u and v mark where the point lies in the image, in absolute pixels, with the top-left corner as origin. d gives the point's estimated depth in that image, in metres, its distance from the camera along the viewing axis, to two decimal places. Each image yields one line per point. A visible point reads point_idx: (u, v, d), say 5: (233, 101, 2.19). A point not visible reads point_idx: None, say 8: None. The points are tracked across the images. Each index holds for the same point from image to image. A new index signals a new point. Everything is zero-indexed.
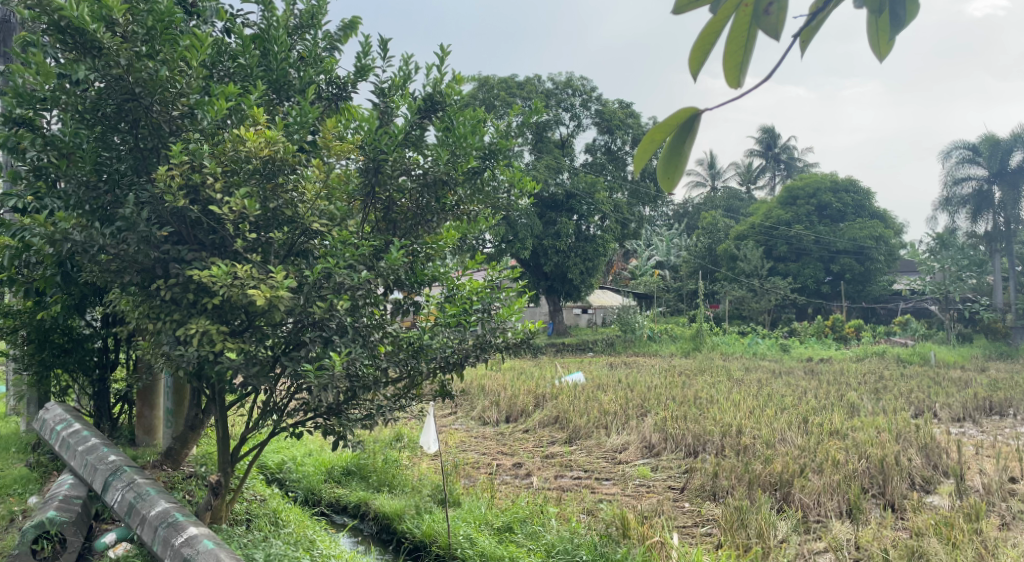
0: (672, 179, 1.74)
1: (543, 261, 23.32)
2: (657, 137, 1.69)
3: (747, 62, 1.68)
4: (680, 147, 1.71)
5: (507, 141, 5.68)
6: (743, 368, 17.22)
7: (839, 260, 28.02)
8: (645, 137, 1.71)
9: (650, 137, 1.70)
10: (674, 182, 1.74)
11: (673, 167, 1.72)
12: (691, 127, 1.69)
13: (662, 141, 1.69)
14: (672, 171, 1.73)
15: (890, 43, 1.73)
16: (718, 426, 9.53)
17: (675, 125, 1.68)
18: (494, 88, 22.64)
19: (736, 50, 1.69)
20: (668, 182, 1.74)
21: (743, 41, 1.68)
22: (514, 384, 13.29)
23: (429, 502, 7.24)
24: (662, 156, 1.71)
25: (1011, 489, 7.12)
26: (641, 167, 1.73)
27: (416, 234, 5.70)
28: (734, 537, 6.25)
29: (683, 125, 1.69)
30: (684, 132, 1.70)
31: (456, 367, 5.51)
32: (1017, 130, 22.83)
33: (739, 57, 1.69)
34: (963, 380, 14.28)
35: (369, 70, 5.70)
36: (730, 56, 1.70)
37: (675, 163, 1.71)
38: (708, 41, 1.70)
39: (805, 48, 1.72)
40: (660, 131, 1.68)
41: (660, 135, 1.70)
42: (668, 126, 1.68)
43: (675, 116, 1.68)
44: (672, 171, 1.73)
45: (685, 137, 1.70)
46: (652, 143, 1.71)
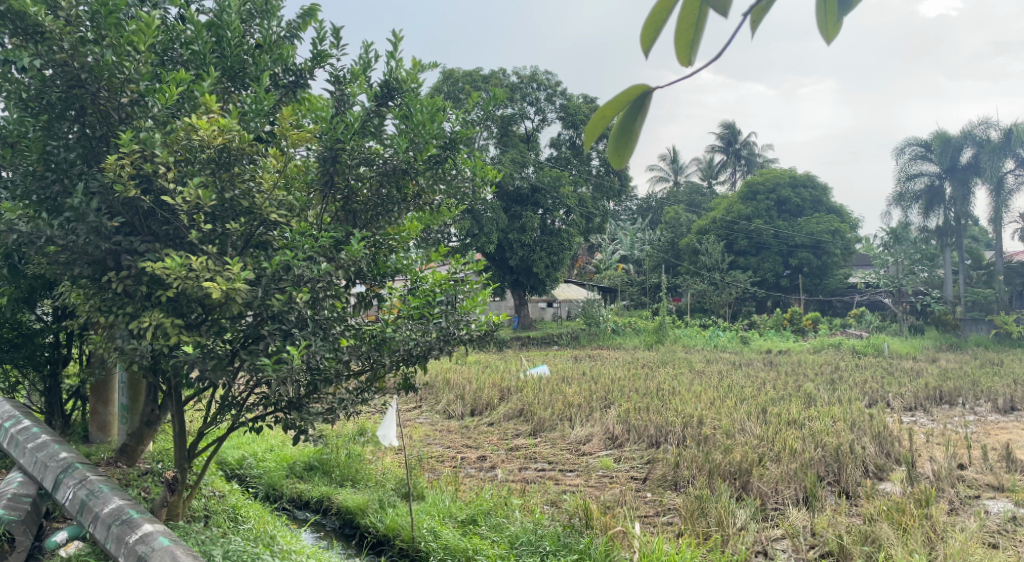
0: (621, 150, 1.95)
1: (508, 255, 23.29)
2: (607, 114, 1.88)
3: (696, 42, 1.85)
4: (628, 123, 1.90)
5: (468, 130, 5.68)
6: (704, 360, 17.47)
7: (797, 254, 28.56)
8: (597, 113, 1.89)
9: (601, 114, 1.89)
10: (623, 153, 1.95)
11: (621, 141, 1.92)
12: (640, 107, 1.87)
13: (612, 118, 1.88)
14: (621, 144, 1.94)
15: (836, 25, 1.87)
16: (680, 417, 9.64)
17: (625, 103, 1.87)
18: (458, 81, 22.49)
19: (687, 29, 1.86)
20: (617, 152, 1.94)
21: (693, 21, 1.84)
22: (478, 377, 13.30)
23: (393, 496, 7.21)
24: (613, 130, 1.90)
25: (960, 475, 7.34)
26: (594, 143, 1.93)
27: (377, 225, 5.66)
28: (695, 525, 6.34)
29: (632, 105, 1.87)
30: (632, 111, 1.88)
31: (420, 359, 5.50)
32: (967, 128, 23.41)
33: (688, 38, 1.86)
34: (915, 370, 14.67)
35: (326, 58, 5.61)
36: (682, 35, 1.87)
37: (624, 136, 1.92)
38: (658, 19, 1.86)
39: (754, 27, 1.88)
40: (611, 108, 1.87)
41: (611, 112, 1.88)
42: (618, 104, 1.87)
43: (625, 94, 1.86)
44: (621, 146, 1.94)
45: (632, 117, 1.89)
46: (604, 119, 1.89)
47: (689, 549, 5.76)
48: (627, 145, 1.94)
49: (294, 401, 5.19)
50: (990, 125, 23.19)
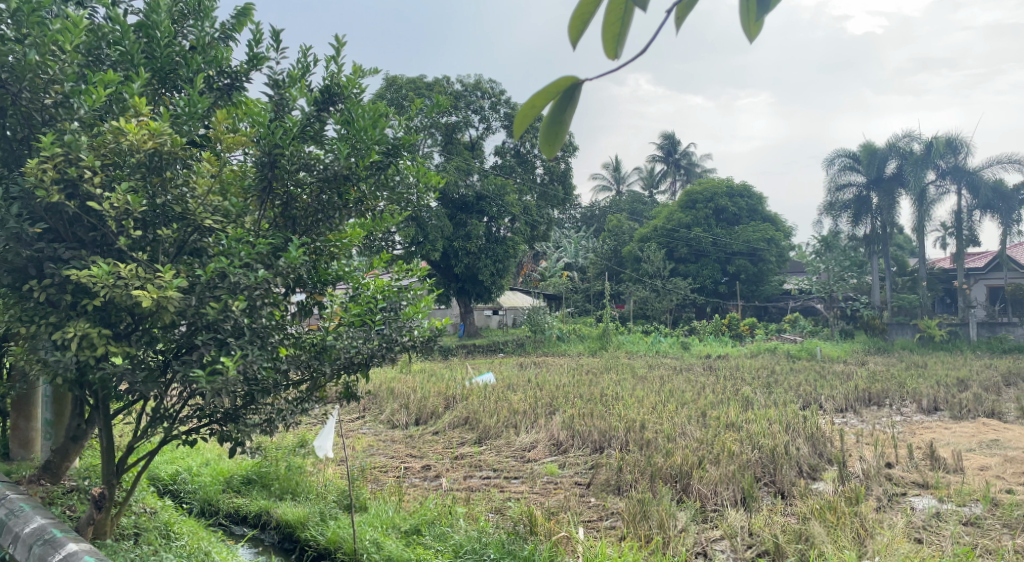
0: (551, 138, 2.06)
1: (453, 262, 23.17)
2: (537, 105, 1.99)
3: (622, 37, 1.97)
4: (558, 112, 2.01)
5: (411, 137, 5.67)
6: (646, 366, 17.71)
7: (734, 261, 29.27)
8: (527, 103, 1.99)
9: (531, 104, 1.99)
10: (553, 142, 2.06)
11: (550, 129, 2.03)
12: (569, 98, 1.99)
13: (542, 108, 2.00)
14: (551, 132, 2.05)
15: (756, 24, 2.02)
16: (623, 422, 9.76)
17: (555, 94, 1.98)
18: (402, 87, 22.41)
19: (614, 23, 1.98)
20: (547, 141, 2.06)
21: (619, 17, 1.96)
22: (423, 385, 13.20)
23: (334, 508, 7.10)
24: (543, 121, 2.02)
25: (887, 474, 7.63)
26: (523, 131, 2.04)
27: (317, 231, 5.48)
28: (637, 528, 6.41)
29: (562, 96, 1.98)
30: (562, 101, 1.99)
31: (361, 367, 5.45)
32: (891, 141, 24.46)
33: (616, 32, 1.98)
34: (845, 373, 15.19)
35: (263, 61, 5.47)
36: (610, 29, 1.99)
37: (554, 126, 2.02)
38: (586, 12, 1.96)
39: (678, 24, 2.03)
40: (541, 99, 1.98)
41: (542, 102, 1.99)
42: (549, 93, 1.97)
43: (556, 85, 1.97)
44: (550, 136, 2.05)
45: (562, 107, 2.00)
46: (533, 110, 2.00)
47: (632, 552, 5.80)
48: (557, 134, 2.05)
49: (230, 413, 5.10)
50: (912, 138, 24.24)
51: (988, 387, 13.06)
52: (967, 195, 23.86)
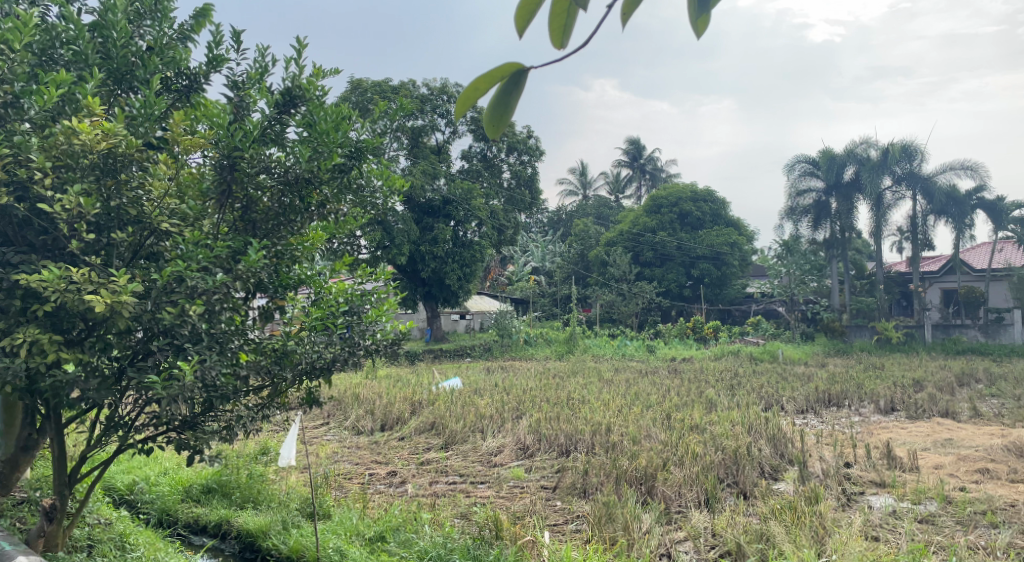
0: (497, 119, 2.07)
1: (420, 267, 23.04)
2: (483, 86, 2.01)
3: (569, 30, 2.04)
4: (504, 96, 2.02)
5: (375, 139, 5.56)
6: (613, 369, 17.78)
7: (698, 265, 29.60)
8: (472, 84, 2.01)
9: (476, 84, 2.01)
10: (498, 123, 2.07)
11: (496, 111, 2.04)
12: (516, 82, 2.00)
13: (488, 90, 2.02)
14: (496, 115, 2.07)
15: (703, 20, 2.08)
16: (589, 425, 9.79)
17: (501, 77, 1.99)
18: (367, 91, 22.27)
19: (561, 18, 2.06)
20: (492, 122, 2.07)
21: (567, 10, 2.03)
22: (389, 391, 13.11)
23: (297, 516, 6.99)
24: (488, 103, 2.04)
25: (846, 473, 7.77)
26: (466, 110, 2.05)
27: (278, 234, 5.40)
28: (602, 531, 6.43)
29: (508, 78, 1.99)
30: (507, 84, 2.00)
31: (323, 372, 5.39)
32: (849, 146, 24.91)
33: (561, 22, 2.06)
34: (806, 375, 15.45)
35: (222, 62, 5.37)
36: (555, 23, 2.06)
37: (500, 108, 2.04)
38: (534, 0, 2.00)
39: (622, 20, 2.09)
40: (487, 80, 1.99)
41: (486, 83, 2.01)
42: (494, 76, 1.99)
43: (502, 67, 1.99)
44: (496, 117, 2.06)
45: (508, 90, 2.01)
46: (478, 91, 2.02)
47: (596, 555, 5.81)
48: (501, 117, 2.07)
49: (188, 421, 5.01)
50: (869, 145, 24.77)
51: (942, 388, 13.39)
52: (921, 200, 24.44)
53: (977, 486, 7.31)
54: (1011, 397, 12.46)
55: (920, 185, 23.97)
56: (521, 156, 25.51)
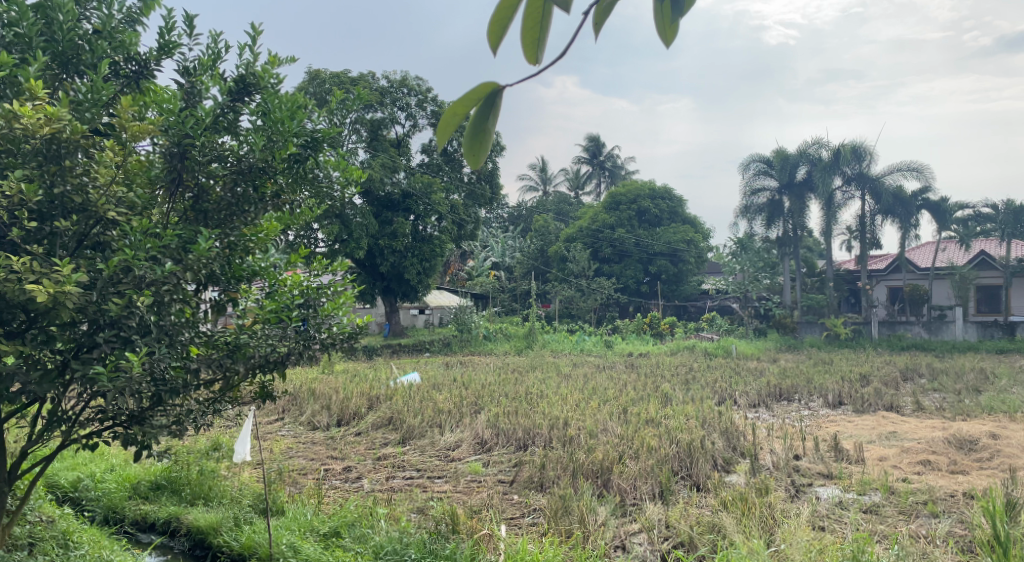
0: (475, 144, 2.03)
1: (378, 261, 22.89)
2: (460, 111, 1.96)
3: (542, 40, 1.97)
4: (481, 118, 1.99)
5: (333, 130, 5.50)
6: (570, 364, 17.91)
7: (656, 262, 29.93)
8: (449, 112, 1.96)
9: (452, 113, 1.96)
10: (479, 149, 2.04)
11: (475, 135, 2.01)
12: (491, 105, 1.97)
13: (465, 114, 1.97)
14: (475, 138, 2.03)
15: (673, 27, 2.06)
16: (547, 420, 9.85)
17: (477, 100, 1.96)
18: (325, 82, 21.99)
19: (533, 26, 1.96)
20: (472, 148, 2.03)
21: (538, 19, 1.95)
22: (346, 386, 12.99)
23: (249, 513, 6.87)
24: (466, 127, 1.99)
25: (795, 466, 7.95)
26: (445, 138, 2.00)
27: (231, 225, 5.22)
28: (557, 523, 6.46)
29: (484, 102, 1.96)
30: (483, 108, 1.98)
31: (277, 366, 5.33)
32: (802, 147, 25.43)
33: (534, 35, 1.97)
34: (758, 370, 15.78)
35: (174, 47, 5.22)
36: (527, 34, 1.97)
37: (478, 130, 2.00)
38: (505, 15, 1.93)
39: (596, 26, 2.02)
40: (463, 105, 1.96)
41: (464, 107, 1.96)
42: (470, 101, 1.95)
43: (476, 91, 1.94)
44: (475, 142, 2.03)
45: (485, 113, 1.98)
46: (455, 118, 1.97)
47: (551, 547, 5.83)
48: (481, 139, 2.03)
49: (136, 415, 4.82)
50: (821, 145, 25.27)
51: (888, 383, 13.80)
52: (870, 200, 25.09)
53: (920, 478, 7.53)
54: (952, 392, 12.88)
55: (869, 186, 24.61)
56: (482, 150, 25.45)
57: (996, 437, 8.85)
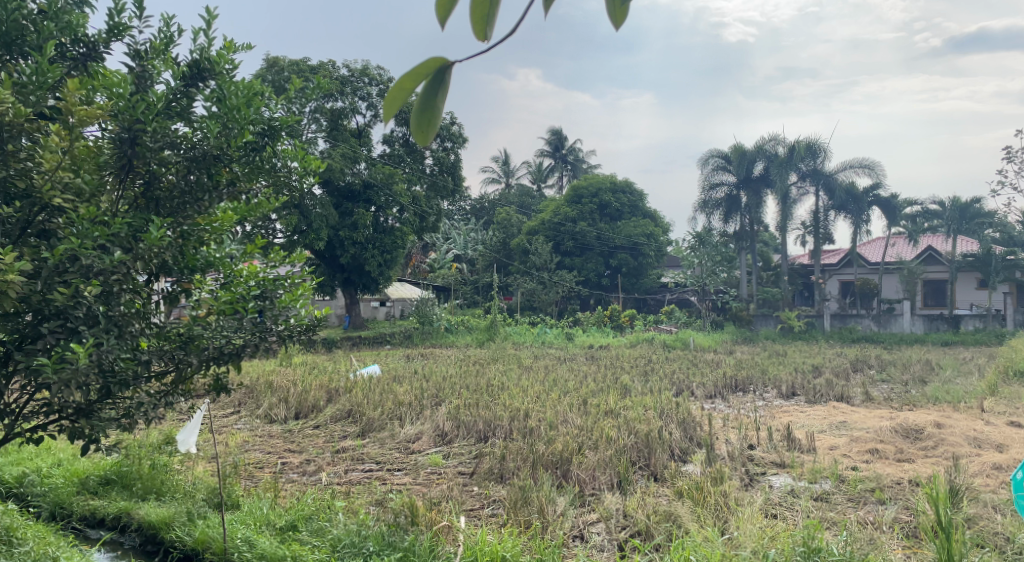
0: (424, 121, 2.03)
1: (339, 252, 22.64)
2: (407, 86, 1.96)
3: (491, 16, 1.96)
4: (429, 95, 1.99)
5: (290, 118, 5.42)
6: (532, 356, 17.94)
7: (617, 255, 30.16)
8: (395, 87, 1.97)
9: (399, 86, 1.97)
10: (426, 127, 2.03)
11: (422, 113, 2.00)
12: (439, 81, 1.97)
13: (412, 89, 1.97)
14: (423, 115, 2.02)
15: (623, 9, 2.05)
16: (508, 412, 9.87)
17: (426, 76, 1.96)
18: (284, 69, 21.63)
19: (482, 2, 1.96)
20: (420, 126, 2.03)
21: None
22: (304, 379, 12.83)
23: (202, 507, 6.76)
24: (413, 104, 1.99)
25: (749, 455, 8.11)
26: (392, 114, 2.01)
27: (184, 214, 5.05)
28: (517, 514, 6.46)
29: (432, 78, 1.96)
30: (432, 84, 1.97)
31: (232, 358, 5.17)
32: (759, 143, 25.81)
33: (483, 12, 1.96)
34: (715, 361, 16.04)
35: (124, 30, 5.08)
36: (477, 9, 1.97)
37: (425, 108, 2.00)
38: None
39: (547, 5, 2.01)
40: (410, 81, 1.96)
41: (410, 84, 1.97)
42: (418, 75, 1.95)
43: (424, 67, 1.95)
44: (424, 120, 2.03)
45: (433, 90, 1.98)
46: (403, 92, 1.98)
47: (511, 538, 5.83)
48: (430, 118, 2.03)
49: (83, 408, 4.74)
50: (777, 142, 25.70)
51: (839, 374, 14.14)
52: (823, 196, 25.62)
53: (868, 465, 7.75)
54: (900, 382, 13.25)
55: (823, 182, 25.12)
56: (444, 142, 25.29)
57: (941, 426, 9.12)
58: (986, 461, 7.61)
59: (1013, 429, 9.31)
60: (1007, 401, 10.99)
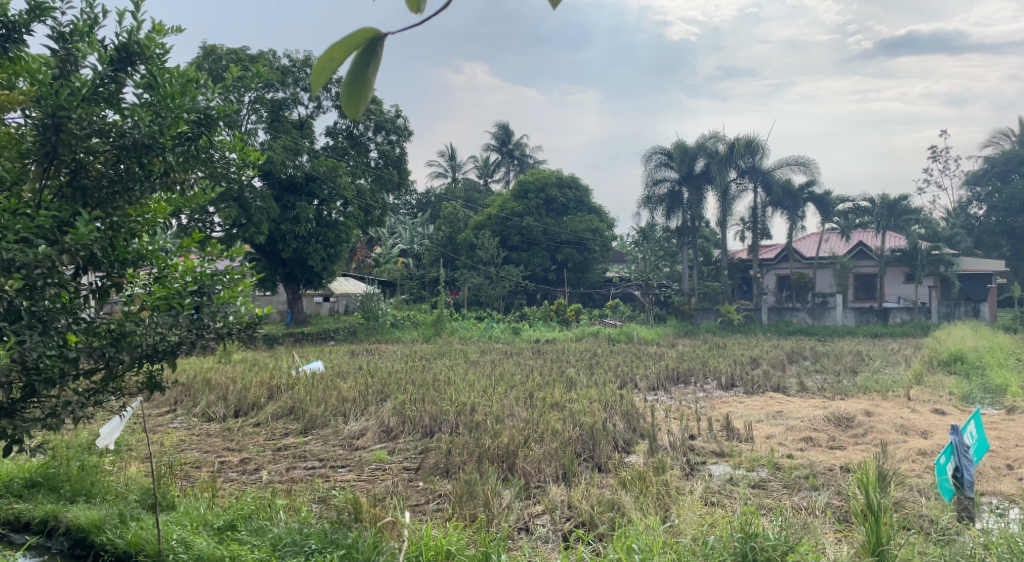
0: (354, 95, 2.01)
1: (280, 247, 22.24)
2: (335, 56, 1.94)
3: None
4: (360, 66, 1.97)
5: (226, 106, 5.26)
6: (478, 351, 17.92)
7: (562, 250, 30.37)
8: (324, 56, 1.94)
9: (328, 58, 1.94)
10: (357, 100, 2.01)
11: (352, 86, 1.98)
12: (370, 53, 1.95)
13: (341, 60, 1.95)
14: (353, 89, 2.00)
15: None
16: (453, 406, 9.86)
17: (356, 46, 1.94)
18: (221, 58, 21.11)
19: None
20: (350, 99, 2.01)
21: None
22: (244, 375, 12.57)
23: (135, 508, 6.54)
24: (343, 76, 1.97)
25: (690, 445, 8.26)
26: (320, 85, 1.99)
27: (114, 204, 4.85)
28: (462, 509, 6.44)
29: (362, 49, 1.95)
30: (363, 55, 1.96)
31: (167, 356, 5.01)
32: (699, 140, 26.27)
33: None
34: (658, 354, 16.32)
35: (46, 11, 4.84)
36: None
37: (355, 82, 1.98)
38: None
39: None
40: (339, 51, 1.94)
41: (339, 55, 1.95)
42: (348, 46, 1.93)
43: (354, 38, 1.93)
44: (353, 93, 2.00)
45: (364, 62, 1.97)
46: (331, 64, 1.95)
47: (457, 531, 5.80)
48: (359, 91, 2.01)
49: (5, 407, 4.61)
50: (717, 139, 26.20)
51: (776, 365, 14.56)
52: (762, 193, 26.25)
53: (802, 453, 7.99)
54: (832, 372, 13.71)
55: (761, 179, 25.72)
56: (389, 135, 25.07)
57: (870, 414, 9.46)
58: (911, 448, 7.93)
59: (937, 416, 9.73)
60: (932, 389, 11.47)
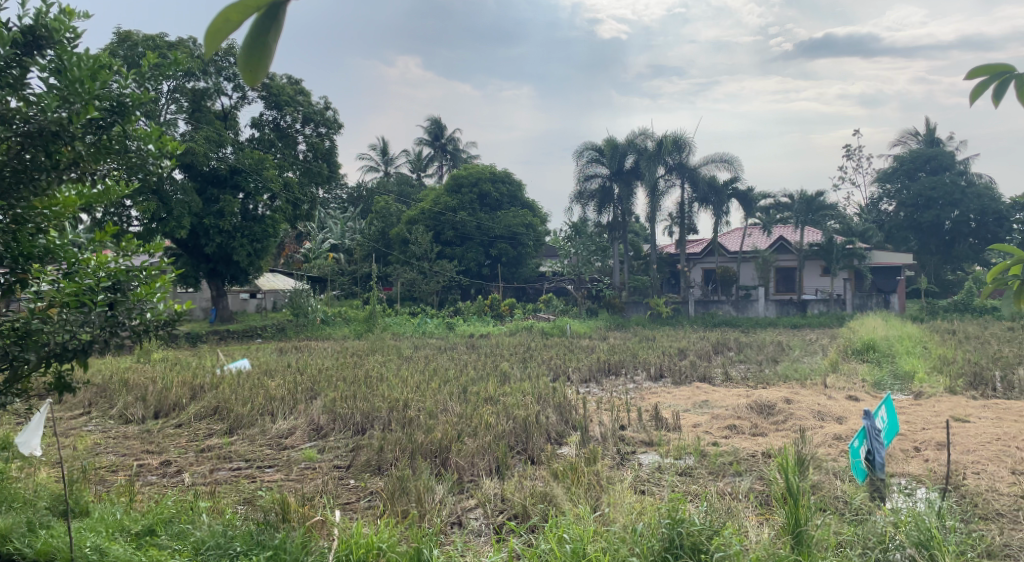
0: (252, 60, 2.05)
1: (203, 242, 21.50)
2: (232, 19, 2.00)
3: None
4: (260, 30, 2.03)
5: (142, 95, 5.06)
6: (412, 347, 17.73)
7: (496, 245, 30.49)
8: (221, 17, 2.00)
9: (225, 19, 2.00)
10: (254, 68, 2.06)
11: (251, 51, 2.02)
12: (273, 16, 2.02)
13: (237, 24, 2.00)
14: (251, 56, 2.05)
15: None
16: (386, 403, 9.75)
17: (256, 8, 2.00)
18: (137, 44, 20.30)
19: None
20: (248, 64, 2.05)
21: None
22: (165, 375, 12.14)
23: (46, 516, 6.20)
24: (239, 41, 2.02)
25: (620, 435, 8.40)
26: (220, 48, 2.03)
27: (17, 195, 4.56)
28: (394, 505, 6.36)
29: (263, 12, 2.01)
30: (263, 18, 2.02)
31: (77, 355, 4.70)
32: (630, 136, 26.64)
33: None
34: (590, 347, 16.51)
35: None
36: None
37: (254, 48, 2.03)
38: None
39: None
40: (238, 13, 2.00)
41: (236, 18, 2.01)
42: (247, 8, 2.00)
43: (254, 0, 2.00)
44: (252, 58, 2.05)
45: (264, 25, 2.03)
46: (227, 24, 2.01)
47: (388, 529, 5.71)
48: (258, 58, 2.05)
49: None
50: (646, 136, 26.66)
51: (702, 356, 14.93)
52: (688, 188, 26.82)
53: (727, 440, 8.21)
54: (754, 362, 14.18)
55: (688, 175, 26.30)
56: (318, 127, 24.59)
57: (789, 402, 9.81)
58: (827, 433, 8.26)
59: (851, 402, 10.17)
60: (846, 377, 11.97)
